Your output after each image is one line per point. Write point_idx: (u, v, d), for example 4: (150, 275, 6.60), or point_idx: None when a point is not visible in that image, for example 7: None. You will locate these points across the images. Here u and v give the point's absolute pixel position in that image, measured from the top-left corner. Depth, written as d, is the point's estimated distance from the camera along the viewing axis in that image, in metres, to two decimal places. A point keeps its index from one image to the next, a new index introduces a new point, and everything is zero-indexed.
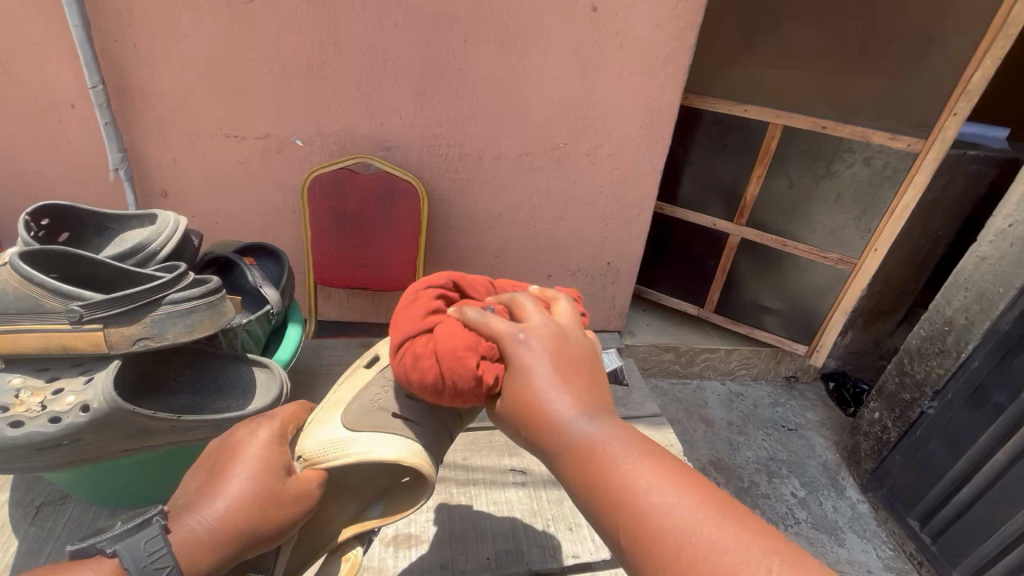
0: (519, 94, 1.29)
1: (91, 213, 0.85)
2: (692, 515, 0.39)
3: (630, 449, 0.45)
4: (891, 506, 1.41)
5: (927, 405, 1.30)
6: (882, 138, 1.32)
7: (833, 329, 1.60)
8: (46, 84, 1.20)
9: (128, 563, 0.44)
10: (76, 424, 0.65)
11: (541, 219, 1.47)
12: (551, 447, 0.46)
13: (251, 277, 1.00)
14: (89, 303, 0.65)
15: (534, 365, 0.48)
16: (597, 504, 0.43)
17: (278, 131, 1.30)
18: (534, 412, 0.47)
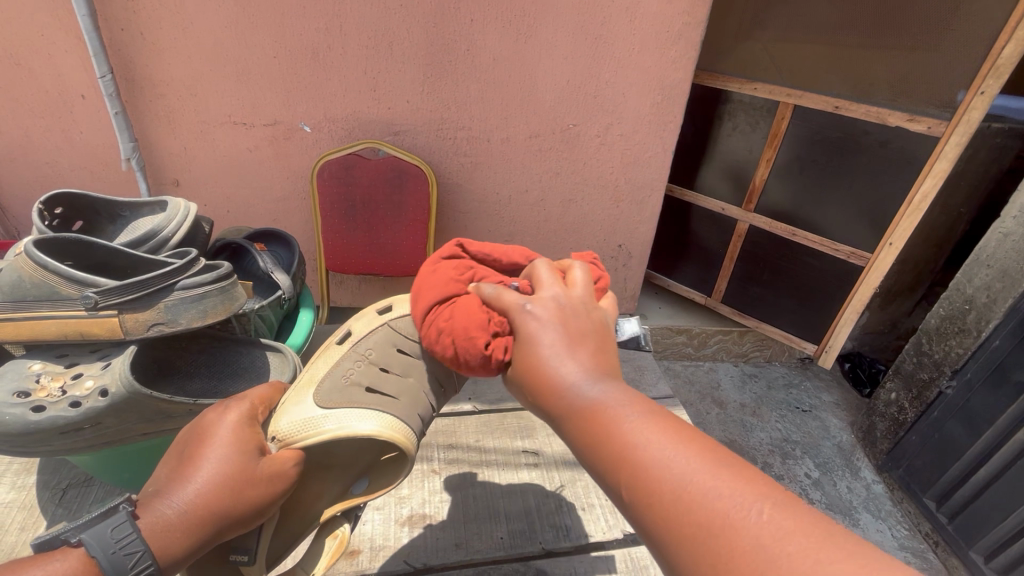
0: (527, 75, 1.27)
1: (104, 202, 0.86)
2: (699, 471, 0.37)
3: (634, 407, 0.43)
4: (907, 487, 1.41)
5: (946, 385, 1.28)
6: (899, 119, 1.23)
7: (844, 329, 1.52)
8: (56, 75, 1.21)
9: (96, 550, 0.45)
10: (96, 409, 0.66)
11: (551, 202, 1.46)
12: (556, 411, 0.45)
13: (263, 263, 1.00)
14: (103, 290, 0.66)
15: (540, 332, 0.48)
16: (602, 462, 0.41)
17: (286, 118, 1.30)
18: (540, 375, 0.47)
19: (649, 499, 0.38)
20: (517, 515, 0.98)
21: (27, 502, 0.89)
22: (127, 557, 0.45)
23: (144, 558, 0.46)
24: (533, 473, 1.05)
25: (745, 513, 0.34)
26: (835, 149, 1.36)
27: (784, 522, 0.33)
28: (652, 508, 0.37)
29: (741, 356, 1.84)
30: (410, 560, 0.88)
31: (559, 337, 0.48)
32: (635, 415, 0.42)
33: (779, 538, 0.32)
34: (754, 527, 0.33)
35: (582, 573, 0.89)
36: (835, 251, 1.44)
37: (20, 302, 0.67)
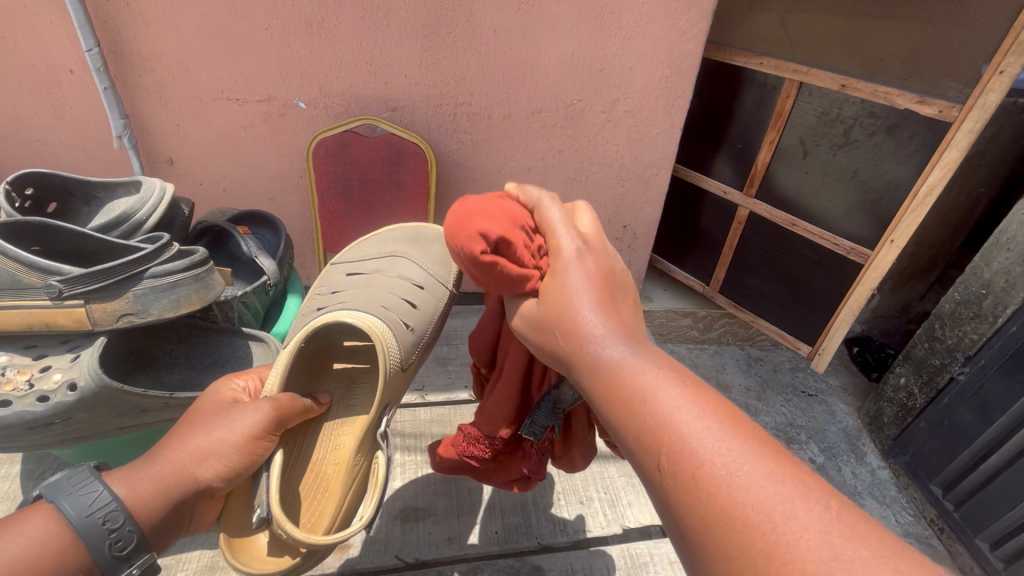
0: (529, 47, 1.21)
1: (76, 183, 0.84)
2: (752, 457, 0.39)
3: (669, 376, 0.46)
4: (913, 473, 1.39)
5: (958, 371, 1.25)
6: (909, 100, 1.16)
7: (841, 329, 1.43)
8: (42, 48, 1.16)
9: (65, 505, 0.52)
10: (64, 404, 0.65)
11: (553, 182, 1.42)
12: (588, 370, 0.49)
13: (246, 247, 0.97)
14: (67, 278, 0.64)
15: (574, 286, 0.53)
16: (630, 425, 0.44)
17: (280, 93, 1.25)
18: (569, 333, 0.51)
19: (687, 467, 0.39)
20: (512, 507, 0.97)
21: (11, 493, 0.89)
22: (86, 497, 0.53)
23: (102, 497, 0.53)
24: None
25: (807, 511, 0.35)
26: (844, 131, 1.29)
27: (823, 513, 0.35)
28: (698, 477, 0.38)
29: (748, 340, 1.80)
30: (401, 555, 0.88)
31: (592, 294, 0.52)
32: (675, 388, 0.44)
33: (844, 540, 0.33)
34: (814, 526, 0.34)
35: (579, 568, 0.90)
36: (834, 245, 1.38)
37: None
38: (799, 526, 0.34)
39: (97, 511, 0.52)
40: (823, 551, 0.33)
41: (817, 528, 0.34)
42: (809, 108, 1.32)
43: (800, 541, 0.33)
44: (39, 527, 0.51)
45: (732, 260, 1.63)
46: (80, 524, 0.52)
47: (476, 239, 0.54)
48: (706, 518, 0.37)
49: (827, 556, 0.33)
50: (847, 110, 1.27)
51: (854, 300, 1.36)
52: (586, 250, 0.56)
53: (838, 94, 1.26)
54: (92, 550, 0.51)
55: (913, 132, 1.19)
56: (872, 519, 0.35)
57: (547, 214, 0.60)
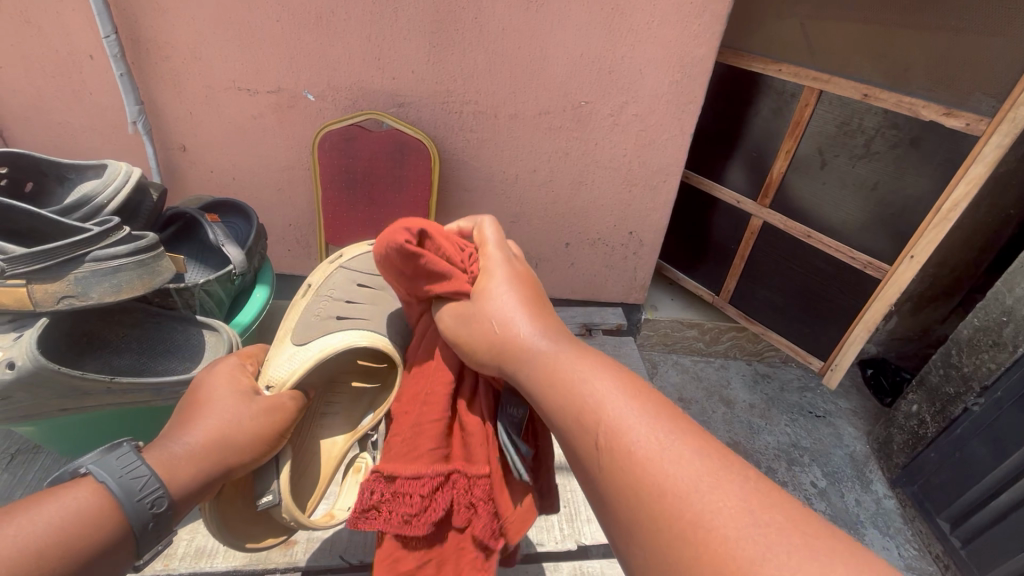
0: (538, 46, 1.19)
1: (48, 164, 0.89)
2: (677, 437, 0.43)
3: (601, 368, 0.51)
4: (920, 505, 1.33)
5: (972, 402, 1.19)
6: (934, 112, 1.10)
7: (854, 346, 1.39)
8: (65, 33, 1.20)
9: (106, 477, 0.50)
10: (2, 381, 0.70)
11: (560, 184, 1.40)
12: (528, 361, 0.54)
13: (214, 235, 0.98)
14: (10, 258, 0.68)
15: (500, 290, 0.62)
16: (564, 411, 0.48)
17: (290, 85, 1.27)
18: (506, 336, 0.57)
19: (623, 451, 0.43)
20: None
21: None
22: (131, 476, 0.51)
23: (151, 480, 0.52)
24: None
25: (727, 482, 0.40)
26: (864, 142, 1.23)
27: (747, 491, 0.39)
28: (632, 456, 0.43)
29: (756, 355, 1.75)
30: (346, 556, 0.96)
31: (524, 301, 0.61)
32: (606, 380, 0.49)
33: (758, 508, 0.38)
34: (729, 494, 0.39)
35: None
36: (851, 258, 1.32)
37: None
38: (720, 495, 0.39)
39: (147, 495, 0.51)
40: (739, 516, 0.37)
41: (734, 497, 0.38)
42: (829, 118, 1.26)
43: (723, 511, 0.38)
44: (84, 497, 0.49)
45: (744, 270, 1.58)
46: (125, 500, 0.50)
47: (399, 229, 0.68)
48: (640, 500, 0.41)
49: (742, 524, 0.37)
50: (869, 120, 1.21)
51: (869, 317, 1.31)
52: (508, 260, 0.68)
53: (860, 104, 1.21)
54: (135, 528, 0.50)
55: (937, 146, 1.13)
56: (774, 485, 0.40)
57: (484, 234, 0.73)
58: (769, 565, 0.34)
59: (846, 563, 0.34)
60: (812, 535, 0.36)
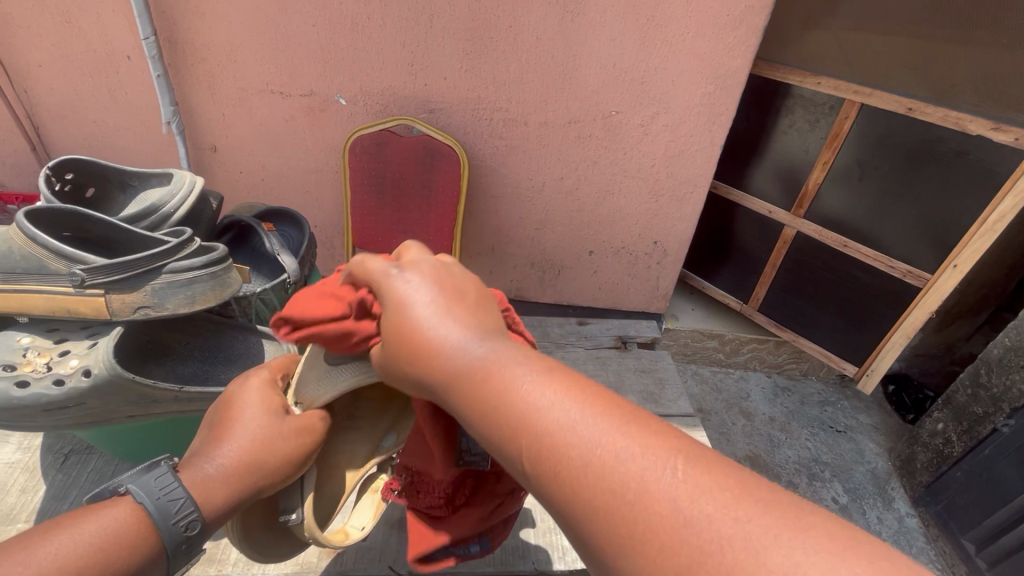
0: (571, 56, 1.20)
1: (113, 171, 0.91)
2: (607, 434, 0.37)
3: (525, 361, 0.42)
4: (944, 524, 1.32)
5: (1002, 422, 1.18)
6: (983, 126, 1.10)
7: (888, 356, 1.42)
8: (105, 34, 1.22)
9: (143, 498, 0.52)
10: (79, 388, 0.71)
11: (586, 192, 1.40)
12: (440, 377, 0.43)
13: (269, 244, 1.00)
14: (91, 268, 0.70)
15: (414, 299, 0.45)
16: (499, 430, 0.40)
17: (322, 89, 1.28)
18: (416, 342, 0.44)
19: (553, 460, 0.37)
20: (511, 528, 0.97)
21: (31, 465, 0.99)
22: (167, 497, 0.52)
23: (185, 504, 0.53)
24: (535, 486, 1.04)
25: (659, 477, 0.34)
26: (903, 156, 1.23)
27: (731, 501, 0.32)
28: (563, 465, 0.37)
29: (775, 367, 1.74)
30: (395, 566, 0.89)
31: (437, 286, 0.46)
32: (530, 374, 0.41)
33: (694, 501, 0.32)
34: (667, 493, 0.33)
35: None
36: (889, 267, 1.32)
37: (6, 274, 0.71)
38: (654, 496, 0.33)
39: (180, 519, 0.52)
40: (678, 518, 0.32)
41: (667, 494, 0.33)
42: (866, 132, 1.25)
43: (712, 542, 0.30)
44: (123, 519, 0.51)
45: (775, 280, 1.56)
46: (160, 521, 0.51)
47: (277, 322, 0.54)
48: (578, 504, 0.36)
49: (683, 526, 0.32)
50: (908, 134, 1.20)
51: (909, 323, 1.33)
52: (410, 271, 0.47)
53: (904, 118, 1.19)
54: (167, 548, 0.52)
55: (979, 160, 1.13)
56: (718, 459, 0.35)
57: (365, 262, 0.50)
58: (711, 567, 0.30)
59: (810, 537, 0.30)
60: (765, 516, 0.31)
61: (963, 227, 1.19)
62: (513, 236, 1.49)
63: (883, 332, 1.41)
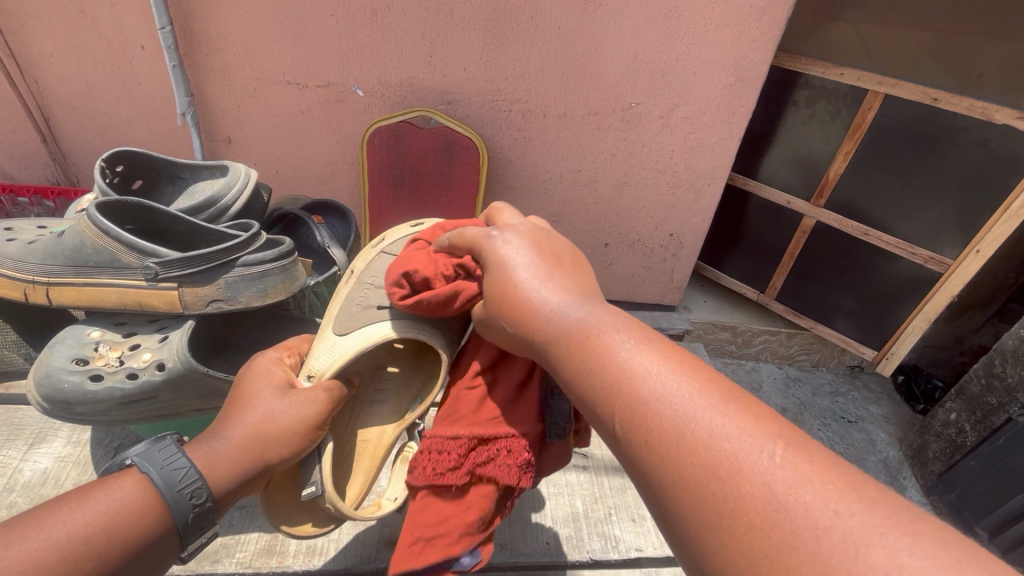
0: (592, 47, 1.19)
1: (165, 162, 0.93)
2: (705, 412, 0.38)
3: (624, 334, 0.46)
4: (956, 513, 1.34)
5: (1017, 413, 1.20)
6: (1008, 116, 1.12)
7: (908, 339, 1.43)
8: (118, 23, 1.20)
9: (150, 468, 0.51)
10: (153, 381, 0.75)
11: (603, 184, 1.40)
12: (542, 334, 0.50)
13: (321, 237, 1.03)
14: (164, 262, 0.74)
15: (517, 262, 0.54)
16: (592, 382, 0.44)
17: (340, 79, 1.26)
18: (515, 297, 0.52)
19: (644, 429, 0.40)
20: (564, 518, 0.96)
21: (82, 458, 0.97)
22: (172, 468, 0.51)
23: (190, 473, 0.52)
24: (582, 476, 1.03)
25: (756, 458, 0.35)
26: (926, 146, 1.24)
27: (794, 465, 0.34)
28: (656, 441, 0.39)
29: (787, 359, 1.76)
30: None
31: (536, 260, 0.54)
32: (628, 345, 0.44)
33: (791, 488, 0.33)
34: (763, 473, 0.34)
35: None
36: (911, 254, 1.34)
37: (83, 267, 0.76)
38: (748, 478, 0.34)
39: (185, 486, 0.51)
40: (771, 502, 0.33)
41: (762, 475, 0.34)
42: (889, 123, 1.26)
43: (771, 490, 0.33)
44: (130, 489, 0.49)
45: (792, 269, 1.57)
46: (167, 492, 0.50)
47: (393, 288, 0.70)
48: (665, 479, 0.37)
49: (776, 509, 0.32)
50: (933, 125, 1.21)
51: (930, 308, 1.35)
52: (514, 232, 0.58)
53: (928, 109, 1.20)
54: (176, 520, 0.50)
55: (1004, 147, 1.15)
56: (821, 455, 0.35)
57: (463, 232, 0.62)
58: (801, 557, 0.30)
59: (897, 528, 0.30)
60: (862, 515, 0.31)
61: (985, 214, 1.22)
62: None
63: (906, 313, 1.42)
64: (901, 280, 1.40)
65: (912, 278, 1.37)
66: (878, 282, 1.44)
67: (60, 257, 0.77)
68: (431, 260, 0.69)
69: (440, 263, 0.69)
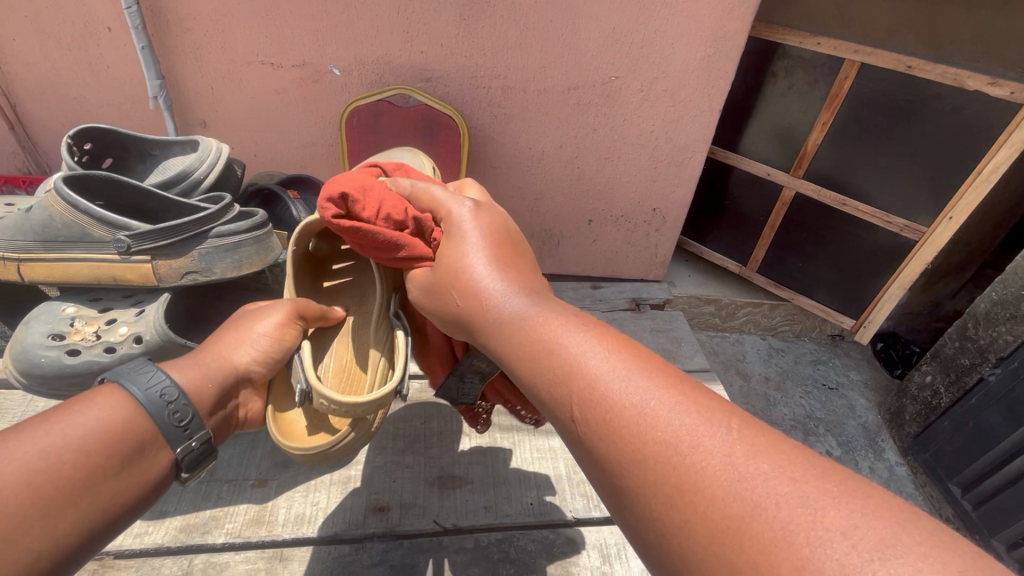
0: (570, 20, 1.18)
1: (135, 139, 0.92)
2: (657, 393, 0.40)
3: (570, 325, 0.48)
4: (932, 471, 1.40)
5: (988, 371, 1.24)
6: (979, 82, 1.14)
7: (886, 304, 1.47)
8: (82, 4, 1.16)
9: (118, 377, 0.52)
10: (131, 354, 0.74)
11: (585, 160, 1.40)
12: (494, 327, 0.51)
13: (297, 212, 1.02)
14: (136, 234, 0.73)
15: (469, 243, 0.57)
16: (545, 372, 0.46)
17: (315, 59, 1.24)
18: (462, 281, 0.55)
19: (598, 412, 0.41)
20: (547, 481, 0.98)
21: None
22: (145, 377, 0.52)
23: (159, 377, 0.53)
24: (564, 441, 1.05)
25: (712, 436, 0.36)
26: (900, 114, 1.25)
27: (743, 435, 0.36)
28: (612, 425, 0.40)
29: (770, 330, 1.79)
30: (440, 520, 0.89)
31: (488, 253, 0.56)
32: (579, 335, 0.46)
33: (748, 459, 0.34)
34: (716, 450, 0.35)
35: (613, 543, 0.90)
36: (887, 223, 1.36)
37: (52, 242, 0.75)
38: (705, 453, 0.35)
39: (156, 388, 0.52)
40: (730, 473, 0.34)
41: (719, 451, 0.35)
42: (864, 92, 1.27)
43: (725, 463, 0.34)
44: (103, 399, 0.50)
45: (773, 241, 1.59)
46: (143, 395, 0.51)
47: (325, 204, 0.64)
48: (625, 463, 0.38)
49: (737, 480, 0.34)
50: (908, 92, 1.23)
51: (906, 274, 1.38)
52: (475, 209, 0.61)
53: (902, 76, 1.22)
54: (158, 423, 0.51)
55: (976, 114, 1.17)
56: (770, 430, 0.37)
57: (428, 191, 0.66)
58: (764, 523, 0.31)
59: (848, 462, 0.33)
60: (813, 483, 0.32)
61: (958, 180, 1.24)
62: (513, 207, 1.48)
63: (881, 283, 1.46)
64: (877, 248, 1.42)
65: (886, 246, 1.40)
66: (856, 250, 1.47)
67: (27, 233, 0.75)
68: (380, 198, 0.66)
69: (384, 204, 0.66)
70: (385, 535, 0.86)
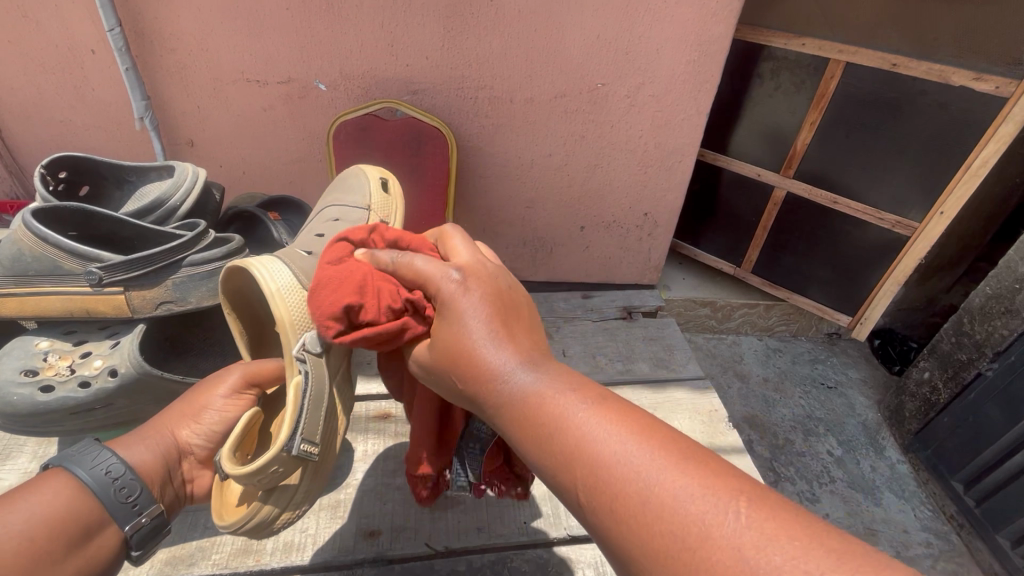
0: (554, 28, 1.18)
1: (111, 165, 0.91)
2: (664, 475, 0.42)
3: (576, 398, 0.49)
4: (933, 469, 1.39)
5: (986, 367, 1.23)
6: (964, 78, 1.14)
7: (880, 303, 1.47)
8: (65, 27, 1.16)
9: (64, 461, 0.61)
10: (106, 388, 0.74)
11: (574, 167, 1.40)
12: (493, 401, 0.51)
13: (278, 232, 1.02)
14: (107, 267, 0.73)
15: (467, 319, 0.54)
16: (548, 456, 0.47)
17: (301, 75, 1.24)
18: (464, 353, 0.53)
19: (600, 485, 0.43)
20: (541, 498, 0.97)
21: None
22: (90, 459, 0.62)
23: (103, 458, 0.62)
24: None
25: (722, 518, 0.38)
26: (887, 111, 1.26)
27: (753, 515, 0.38)
28: (624, 506, 0.42)
29: (766, 330, 1.79)
30: (431, 543, 0.88)
31: (488, 320, 0.54)
32: (583, 408, 0.47)
33: (758, 548, 0.36)
34: (731, 535, 0.37)
35: (608, 560, 0.89)
36: (879, 219, 1.36)
37: (21, 276, 0.74)
38: (715, 537, 0.37)
39: (102, 468, 0.61)
40: (741, 564, 0.36)
41: (730, 538, 0.37)
42: (850, 92, 1.28)
43: (735, 549, 0.36)
44: (55, 484, 0.59)
45: (766, 242, 1.59)
46: (87, 475, 0.60)
47: (328, 322, 0.61)
48: (639, 542, 0.40)
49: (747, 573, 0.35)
50: (895, 89, 1.23)
51: (898, 272, 1.38)
52: (466, 282, 0.56)
53: (887, 75, 1.22)
54: (104, 500, 0.60)
55: (963, 108, 1.18)
56: (783, 508, 0.38)
57: (412, 264, 0.60)
58: None
59: None
60: (829, 575, 0.34)
61: (947, 176, 1.25)
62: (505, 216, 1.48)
63: (874, 280, 1.46)
64: (869, 246, 1.42)
65: (878, 242, 1.41)
66: (848, 248, 1.47)
67: None
68: (376, 292, 0.62)
69: (384, 295, 0.62)
70: (376, 559, 0.85)
